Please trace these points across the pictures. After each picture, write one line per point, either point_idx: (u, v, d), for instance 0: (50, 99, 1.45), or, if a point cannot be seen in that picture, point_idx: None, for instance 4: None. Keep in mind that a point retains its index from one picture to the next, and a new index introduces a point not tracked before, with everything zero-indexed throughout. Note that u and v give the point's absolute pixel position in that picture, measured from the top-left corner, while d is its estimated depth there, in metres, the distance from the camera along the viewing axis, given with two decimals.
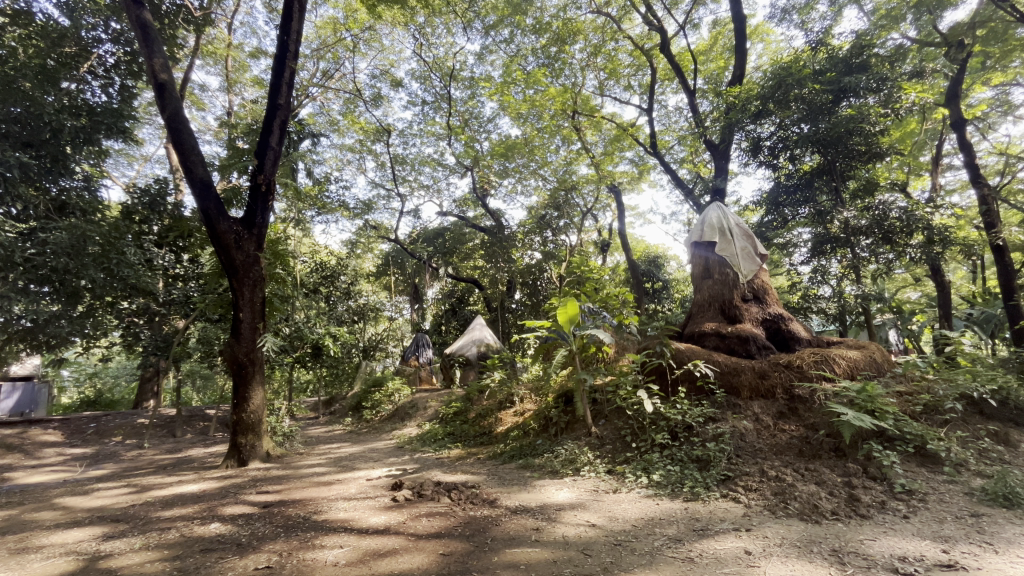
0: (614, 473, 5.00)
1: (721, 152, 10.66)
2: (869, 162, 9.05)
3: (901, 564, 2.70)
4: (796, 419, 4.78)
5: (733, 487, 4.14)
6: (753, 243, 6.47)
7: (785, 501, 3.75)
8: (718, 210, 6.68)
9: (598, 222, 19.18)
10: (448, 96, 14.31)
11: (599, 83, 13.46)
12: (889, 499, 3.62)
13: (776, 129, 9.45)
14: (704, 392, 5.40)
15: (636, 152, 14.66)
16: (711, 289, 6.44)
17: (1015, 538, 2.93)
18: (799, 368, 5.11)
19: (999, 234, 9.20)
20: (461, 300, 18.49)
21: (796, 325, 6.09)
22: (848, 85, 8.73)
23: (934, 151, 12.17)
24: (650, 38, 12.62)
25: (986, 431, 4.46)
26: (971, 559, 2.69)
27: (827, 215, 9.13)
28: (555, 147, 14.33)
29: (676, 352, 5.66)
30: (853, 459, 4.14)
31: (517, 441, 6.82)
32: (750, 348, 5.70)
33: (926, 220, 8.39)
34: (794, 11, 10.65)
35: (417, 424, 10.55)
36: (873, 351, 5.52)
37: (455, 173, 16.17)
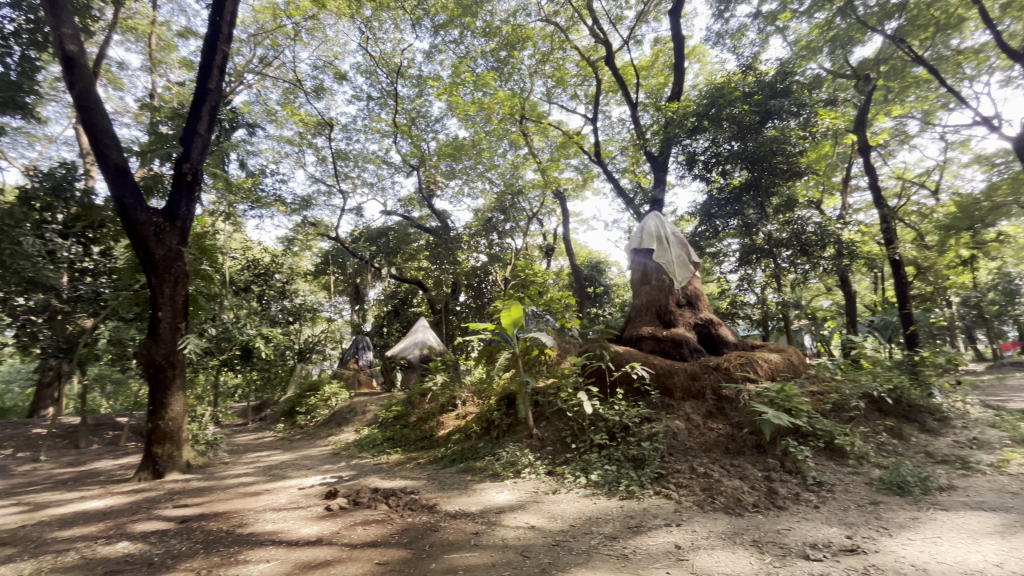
0: (554, 474, 5.07)
1: (660, 165, 11.17)
2: (790, 180, 9.76)
3: (811, 550, 2.92)
4: (723, 418, 5.08)
5: (665, 484, 4.32)
6: (688, 252, 6.79)
7: (711, 496, 3.96)
8: (656, 218, 6.97)
9: (543, 226, 19.47)
10: (395, 92, 14.01)
11: (546, 90, 13.75)
12: (802, 491, 3.92)
13: (709, 145, 10.06)
14: (641, 394, 5.63)
15: (581, 160, 15.06)
16: (648, 294, 6.72)
17: (907, 522, 3.26)
18: (727, 370, 5.43)
19: (896, 250, 10.30)
20: (405, 300, 18.36)
21: (724, 330, 6.50)
22: (773, 108, 9.40)
23: (844, 173, 13.39)
24: (596, 50, 13.04)
25: (884, 427, 4.95)
26: (870, 543, 2.97)
27: (753, 228, 9.83)
28: (503, 150, 14.44)
29: (615, 355, 5.83)
30: (772, 454, 4.46)
31: (458, 444, 6.75)
32: (682, 351, 6.00)
33: (837, 235, 9.19)
34: (727, 35, 11.37)
35: (355, 429, 10.20)
36: (790, 354, 5.99)
37: (400, 171, 15.82)
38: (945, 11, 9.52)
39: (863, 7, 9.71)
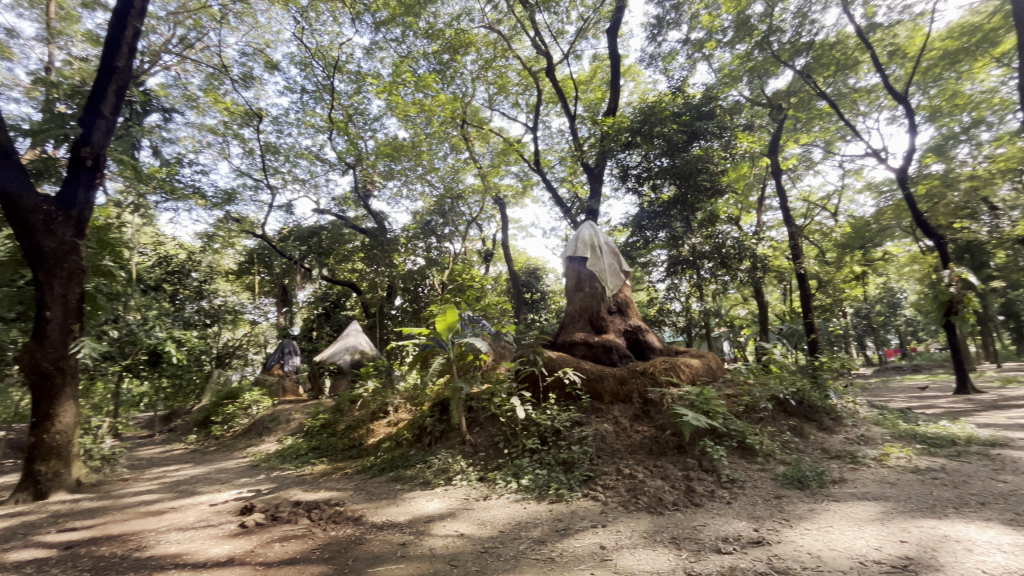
0: (486, 480, 5.06)
1: (596, 176, 11.56)
2: (712, 197, 10.45)
3: (723, 544, 3.12)
4: (648, 420, 5.30)
5: (593, 486, 4.44)
6: (619, 261, 7.07)
7: (635, 496, 4.12)
8: (590, 227, 7.21)
9: (482, 232, 19.49)
10: (331, 87, 13.48)
11: (488, 97, 13.83)
12: (717, 488, 4.18)
13: (641, 160, 10.57)
14: (572, 398, 5.77)
15: (521, 168, 15.29)
16: (581, 301, 6.91)
17: (804, 514, 3.57)
18: (652, 375, 5.68)
19: (802, 265, 11.34)
20: (337, 303, 17.62)
21: (651, 336, 6.81)
22: (698, 129, 10.05)
23: (760, 194, 14.58)
24: (538, 61, 13.29)
25: (788, 426, 5.40)
26: (773, 534, 3.22)
27: (679, 240, 10.40)
28: (443, 154, 14.31)
29: (548, 360, 5.93)
30: (691, 454, 4.72)
31: (388, 452, 6.54)
32: (612, 357, 6.22)
33: (752, 250, 10.13)
34: (659, 58, 12.03)
35: (278, 439, 9.59)
36: (709, 359, 6.38)
37: (335, 169, 15.20)
38: (843, 53, 10.67)
39: (777, 43, 10.66)
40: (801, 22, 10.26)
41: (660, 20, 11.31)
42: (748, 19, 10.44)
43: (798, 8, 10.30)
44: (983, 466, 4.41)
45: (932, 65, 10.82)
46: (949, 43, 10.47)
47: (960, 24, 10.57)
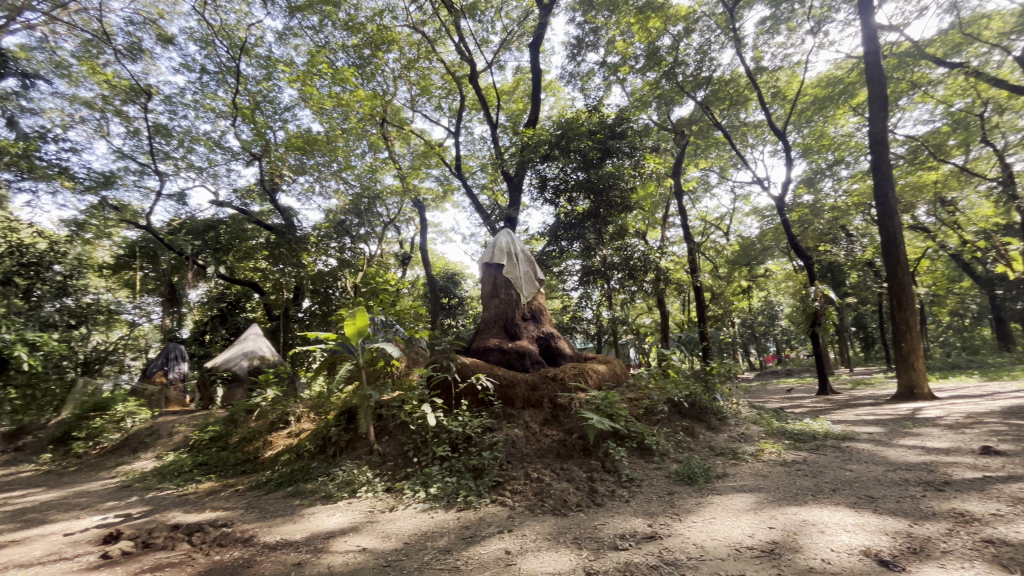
0: (393, 490, 4.90)
1: (516, 185, 11.79)
2: (622, 213, 11.09)
3: (620, 541, 3.29)
4: (557, 424, 5.46)
5: (501, 491, 4.48)
6: (534, 269, 7.26)
7: (542, 499, 4.23)
8: (507, 235, 7.33)
9: (399, 234, 19.03)
10: (236, 70, 12.44)
11: (410, 97, 13.58)
12: (617, 487, 4.42)
13: (559, 172, 10.98)
14: (484, 404, 5.78)
15: (442, 172, 15.20)
16: (496, 307, 6.98)
17: (692, 507, 3.88)
18: (561, 380, 5.87)
19: (699, 278, 12.41)
20: (235, 304, 16.22)
21: (562, 342, 7.05)
22: (612, 147, 10.64)
23: (664, 211, 15.76)
24: (462, 67, 13.31)
25: (681, 427, 5.85)
26: (664, 528, 3.46)
27: (592, 251, 10.88)
28: (360, 152, 13.71)
29: (461, 366, 5.88)
30: (595, 456, 4.94)
31: (287, 466, 6.10)
32: (525, 363, 6.33)
33: (656, 263, 10.97)
34: (578, 77, 12.61)
35: (156, 456, 8.54)
36: (615, 365, 6.74)
37: (238, 159, 14.01)
38: (736, 90, 11.91)
39: (682, 74, 11.65)
40: (702, 59, 11.32)
41: (580, 41, 11.86)
42: (658, 50, 11.37)
43: (700, 46, 11.35)
44: (836, 457, 5.10)
45: (806, 108, 12.44)
46: (819, 92, 12.11)
47: (827, 75, 12.24)
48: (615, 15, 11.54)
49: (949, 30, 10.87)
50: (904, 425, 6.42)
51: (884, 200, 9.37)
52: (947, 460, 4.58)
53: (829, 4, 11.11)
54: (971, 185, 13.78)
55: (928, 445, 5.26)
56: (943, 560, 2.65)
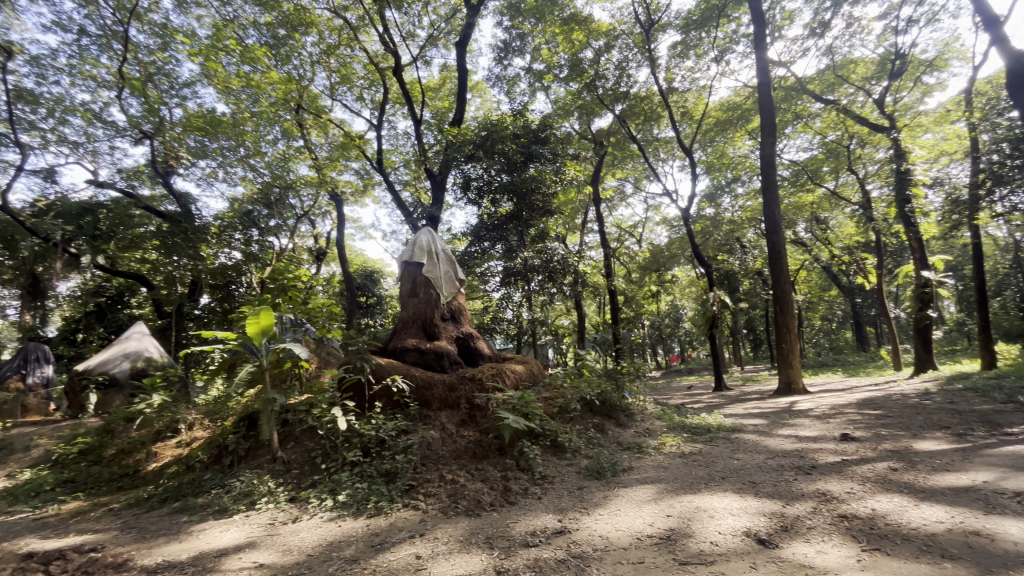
0: (297, 500, 4.60)
1: (439, 184, 11.63)
2: (544, 216, 11.37)
3: (530, 538, 3.37)
4: (474, 425, 5.46)
5: (414, 495, 4.39)
6: (454, 269, 7.23)
7: (455, 501, 4.21)
8: (428, 233, 7.27)
9: (314, 228, 18.00)
10: (124, 35, 11.05)
11: (328, 84, 12.91)
12: (530, 485, 4.51)
13: (483, 173, 10.99)
14: (399, 406, 5.63)
15: (362, 166, 14.62)
16: (415, 307, 6.84)
17: (600, 500, 4.07)
18: (479, 381, 5.88)
19: (614, 282, 13.05)
20: (116, 299, 14.51)
21: (481, 343, 7.08)
22: (534, 152, 10.86)
23: (583, 217, 16.38)
24: (386, 59, 12.88)
25: (592, 424, 6.12)
26: (573, 523, 3.59)
27: (513, 253, 11.02)
28: (271, 138, 12.72)
29: (376, 368, 5.67)
30: (510, 455, 5.01)
31: (174, 479, 5.49)
32: (443, 364, 6.25)
33: (574, 267, 11.38)
34: (504, 80, 12.73)
35: (7, 474, 7.30)
36: (532, 365, 6.90)
37: (124, 136, 12.43)
38: (650, 107, 12.70)
39: (602, 88, 12.20)
40: (620, 75, 11.95)
41: (506, 45, 11.98)
42: (581, 62, 11.86)
43: (619, 62, 11.97)
44: (726, 447, 5.61)
45: (710, 128, 13.56)
46: (720, 115, 13.28)
47: (728, 100, 13.46)
48: (541, 24, 11.86)
49: (825, 70, 12.44)
50: (782, 417, 7.23)
51: (771, 217, 10.48)
52: (814, 446, 5.23)
53: (731, 36, 12.24)
54: (838, 208, 15.90)
55: (800, 434, 5.97)
56: (808, 535, 3.01)
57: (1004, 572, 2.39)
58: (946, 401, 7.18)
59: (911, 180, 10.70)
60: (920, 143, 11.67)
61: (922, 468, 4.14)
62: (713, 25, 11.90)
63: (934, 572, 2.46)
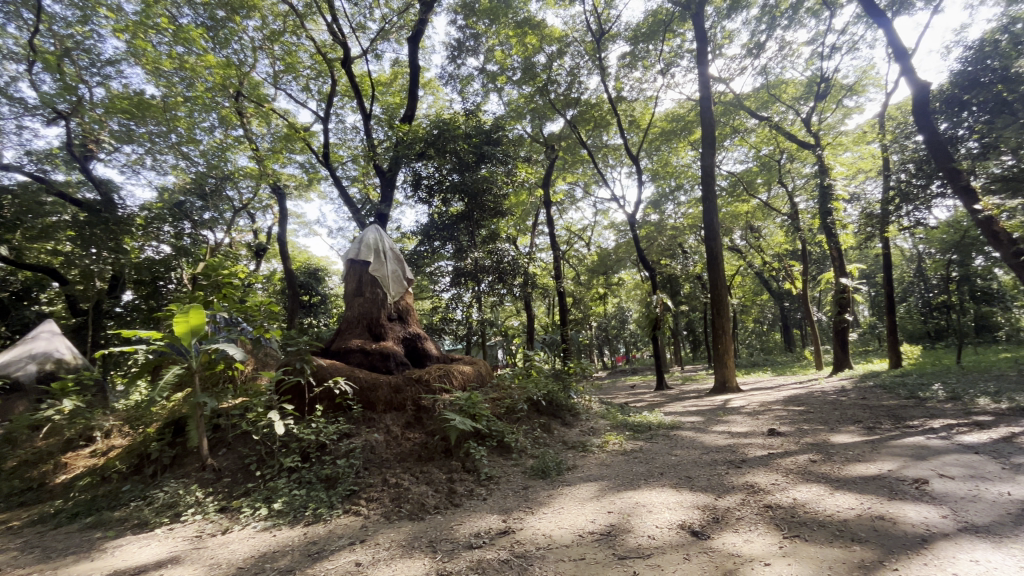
0: (228, 510, 4.34)
1: (388, 181, 11.37)
2: (495, 218, 11.38)
3: (474, 539, 3.36)
4: (420, 427, 5.38)
5: (356, 500, 4.26)
6: (402, 268, 7.09)
7: (398, 505, 4.13)
8: (376, 231, 7.10)
9: (254, 222, 17.10)
10: (36, 4, 10.02)
11: (272, 72, 12.32)
12: (476, 486, 4.50)
13: (435, 172, 10.86)
14: (342, 409, 5.45)
15: (307, 159, 14.05)
16: (361, 306, 6.65)
17: (544, 499, 4.12)
18: (426, 382, 5.80)
19: (563, 284, 13.28)
20: (23, 293, 13.14)
21: (428, 343, 6.98)
22: (487, 153, 10.85)
23: (534, 219, 16.57)
24: (334, 50, 12.46)
25: (539, 424, 6.19)
26: (517, 522, 3.61)
27: (464, 253, 10.97)
28: (206, 125, 11.94)
29: (317, 369, 5.46)
30: (456, 456, 4.98)
31: (87, 491, 5.02)
32: (389, 365, 6.11)
33: (524, 268, 11.46)
34: (457, 79, 12.65)
35: None
36: (480, 366, 6.88)
37: (35, 114, 11.27)
38: (599, 115, 13.07)
39: (554, 93, 12.40)
40: (572, 81, 12.20)
41: (460, 44, 11.90)
42: (534, 66, 11.99)
43: (571, 68, 12.21)
44: (665, 444, 5.85)
45: (655, 138, 14.11)
46: (666, 125, 13.85)
47: (673, 112, 14.06)
48: (495, 25, 11.90)
49: (760, 89, 13.29)
50: (716, 414, 7.64)
51: (710, 225, 11.05)
52: (745, 441, 5.56)
53: (676, 51, 12.79)
54: (769, 219, 17.02)
55: (733, 430, 6.32)
56: (736, 525, 3.20)
57: (904, 552, 2.64)
58: (859, 397, 7.85)
59: (833, 195, 11.63)
60: (840, 161, 12.70)
61: (837, 459, 4.50)
62: (660, 39, 12.41)
63: (844, 554, 2.68)
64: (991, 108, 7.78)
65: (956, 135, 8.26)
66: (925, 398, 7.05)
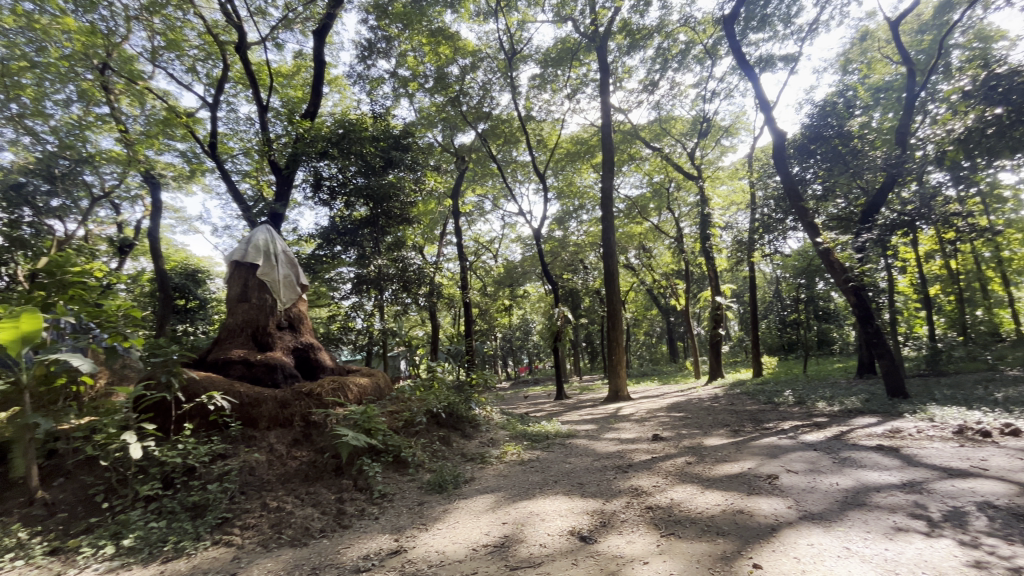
0: (62, 552, 3.66)
1: (284, 179, 10.58)
2: (401, 225, 11.10)
3: (363, 562, 3.19)
4: (308, 444, 5.01)
5: (228, 529, 3.84)
6: (295, 272, 6.61)
7: (279, 531, 3.80)
8: (267, 232, 6.57)
9: (118, 214, 14.91)
10: None
11: (149, 47, 10.95)
12: (367, 505, 4.29)
13: (337, 173, 10.30)
14: (216, 428, 4.89)
15: (190, 147, 12.62)
16: (245, 313, 6.07)
17: (439, 515, 4.05)
18: (317, 396, 5.43)
19: (469, 294, 13.28)
20: None
21: (322, 354, 6.57)
22: (394, 158, 10.55)
23: (441, 229, 16.46)
24: (227, 32, 11.43)
25: (438, 436, 6.08)
26: (410, 541, 3.50)
27: (366, 260, 10.54)
28: (60, 98, 10.21)
29: (188, 383, 4.85)
30: (347, 474, 4.72)
31: None
32: (276, 377, 5.62)
33: (430, 277, 11.30)
34: (366, 80, 12.23)
35: None
36: (379, 378, 6.62)
37: None
38: (509, 131, 13.42)
39: (465, 104, 12.50)
40: (483, 95, 12.41)
41: (371, 45, 11.49)
42: (446, 76, 12.01)
43: (483, 83, 12.42)
44: (560, 453, 6.07)
45: (561, 158, 14.80)
46: (572, 147, 14.60)
47: (579, 135, 14.86)
48: (408, 31, 11.68)
49: (654, 122, 14.55)
50: (608, 422, 8.10)
51: (608, 243, 11.79)
52: (631, 447, 5.96)
53: (582, 78, 13.58)
54: (659, 240, 18.60)
55: (621, 437, 6.74)
56: (621, 528, 3.39)
57: (757, 541, 2.99)
58: (728, 404, 8.81)
59: (711, 222, 13.07)
60: (718, 193, 14.32)
61: (708, 460, 4.99)
62: (568, 66, 13.09)
63: (711, 548, 2.96)
64: (829, 159, 9.31)
65: (804, 178, 9.76)
66: (779, 403, 8.11)
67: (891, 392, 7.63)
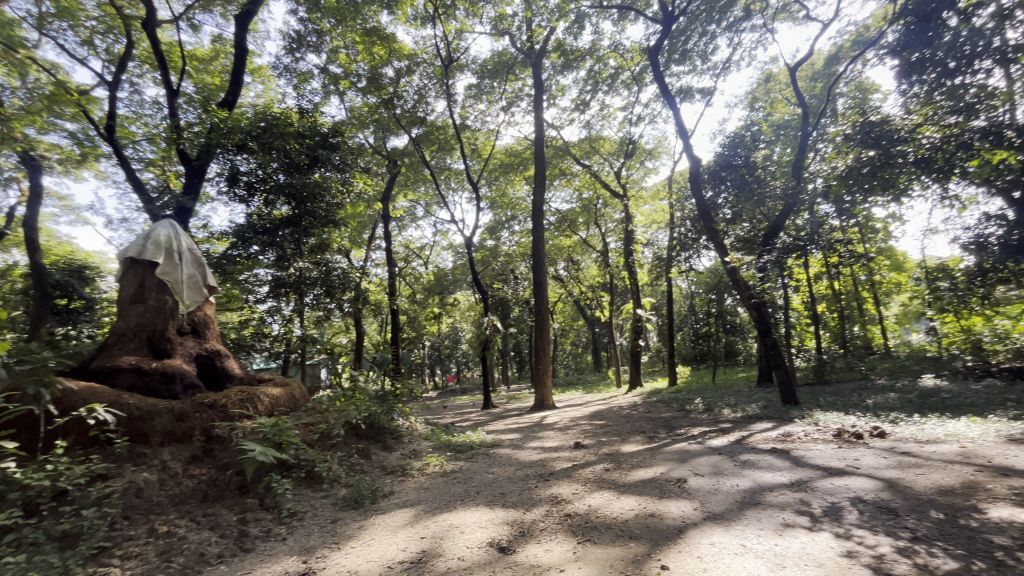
0: None
1: (195, 170, 9.73)
2: (326, 226, 10.64)
3: None
4: (208, 461, 4.60)
5: (105, 560, 3.36)
6: (202, 273, 6.07)
7: (168, 559, 3.43)
8: (170, 227, 5.98)
9: None
10: None
11: (34, 12, 9.67)
12: (274, 526, 4.02)
13: (256, 168, 9.71)
14: (98, 445, 4.31)
15: (81, 128, 11.25)
16: (139, 316, 5.47)
17: (353, 532, 3.86)
18: (222, 408, 5.02)
19: (396, 301, 12.93)
20: None
21: (230, 362, 6.07)
22: (321, 156, 10.07)
23: (370, 232, 15.95)
24: (134, 6, 10.39)
25: (356, 448, 5.82)
26: (320, 562, 3.30)
27: (286, 262, 9.94)
28: None
29: (63, 394, 4.24)
30: (253, 493, 4.39)
31: None
32: (173, 388, 5.10)
33: (356, 283, 10.79)
34: (293, 73, 11.61)
35: None
36: (293, 388, 6.24)
37: None
38: (443, 137, 13.33)
39: (399, 107, 12.25)
40: (419, 100, 12.24)
41: (300, 37, 10.97)
42: (380, 77, 11.72)
43: (418, 88, 12.25)
44: (483, 463, 6.04)
45: (495, 168, 14.94)
46: (506, 159, 14.82)
47: (513, 147, 15.11)
48: (341, 27, 11.15)
49: (585, 139, 15.11)
50: (532, 431, 8.19)
51: (539, 254, 12.05)
52: (554, 455, 6.07)
53: (517, 92, 13.84)
54: (587, 253, 19.29)
55: (545, 445, 6.85)
56: (539, 537, 3.43)
57: (666, 543, 3.15)
58: (645, 411, 9.26)
59: (634, 239, 13.81)
60: (641, 211, 15.16)
61: (625, 466, 5.21)
62: (503, 79, 13.28)
63: (624, 551, 3.08)
64: (736, 184, 10.31)
65: (715, 202, 10.64)
66: (690, 410, 8.66)
67: (785, 399, 8.40)
